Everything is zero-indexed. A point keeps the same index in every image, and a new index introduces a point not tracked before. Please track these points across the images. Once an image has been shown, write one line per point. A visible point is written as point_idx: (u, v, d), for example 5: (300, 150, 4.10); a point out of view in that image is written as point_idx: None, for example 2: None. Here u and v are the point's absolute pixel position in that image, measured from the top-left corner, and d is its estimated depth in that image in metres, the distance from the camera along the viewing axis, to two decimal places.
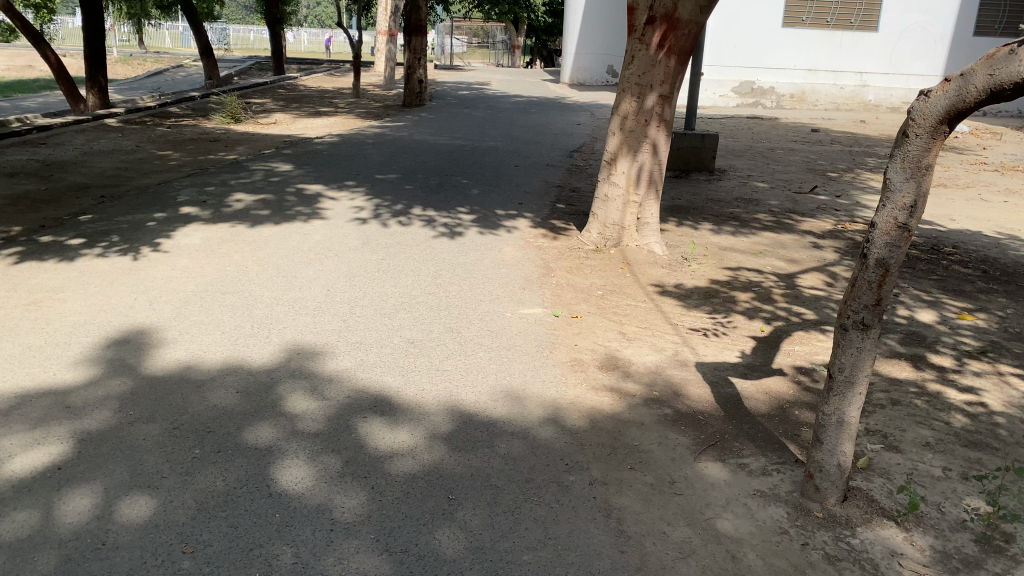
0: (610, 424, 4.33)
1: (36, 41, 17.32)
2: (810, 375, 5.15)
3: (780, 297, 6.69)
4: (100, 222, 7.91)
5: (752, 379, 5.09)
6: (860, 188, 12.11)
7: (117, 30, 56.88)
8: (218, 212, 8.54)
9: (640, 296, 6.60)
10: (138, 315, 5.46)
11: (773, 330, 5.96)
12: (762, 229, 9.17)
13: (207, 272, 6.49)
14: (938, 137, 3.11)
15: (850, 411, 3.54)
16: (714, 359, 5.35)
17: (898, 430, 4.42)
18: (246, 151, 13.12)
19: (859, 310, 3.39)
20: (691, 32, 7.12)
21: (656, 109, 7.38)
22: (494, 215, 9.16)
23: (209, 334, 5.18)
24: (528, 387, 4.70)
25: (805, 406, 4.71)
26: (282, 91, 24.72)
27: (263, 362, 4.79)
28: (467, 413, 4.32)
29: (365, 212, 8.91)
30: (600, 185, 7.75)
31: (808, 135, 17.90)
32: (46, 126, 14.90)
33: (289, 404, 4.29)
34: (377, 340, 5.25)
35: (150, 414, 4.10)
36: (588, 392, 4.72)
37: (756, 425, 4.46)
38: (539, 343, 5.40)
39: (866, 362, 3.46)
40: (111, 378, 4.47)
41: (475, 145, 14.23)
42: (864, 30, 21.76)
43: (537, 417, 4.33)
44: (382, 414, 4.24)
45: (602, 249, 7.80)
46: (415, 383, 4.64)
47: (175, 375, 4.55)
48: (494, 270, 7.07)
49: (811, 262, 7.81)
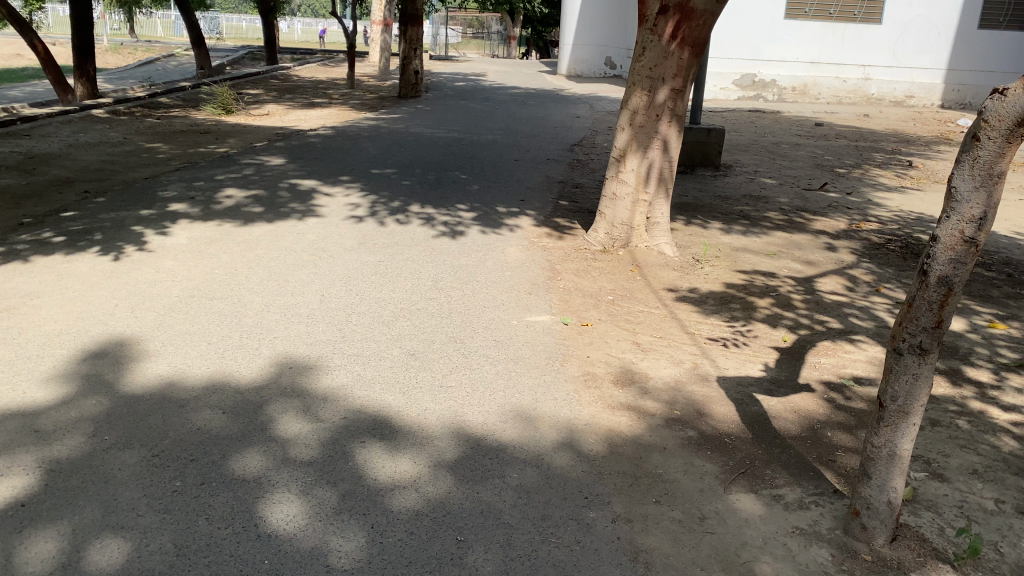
0: (630, 449, 3.98)
1: (22, 30, 16.86)
2: (842, 393, 4.81)
3: (800, 304, 6.35)
4: (83, 220, 7.52)
5: (780, 396, 4.73)
6: (870, 185, 11.77)
7: (108, 18, 56.31)
8: (208, 208, 8.15)
9: (653, 302, 6.23)
10: (119, 323, 5.08)
11: (797, 339, 5.62)
12: (775, 229, 8.81)
13: (194, 275, 6.10)
14: (1015, 140, 2.75)
15: (903, 443, 3.18)
16: (737, 374, 4.99)
17: (941, 455, 4.07)
18: (237, 144, 12.70)
19: (917, 333, 3.03)
20: (706, 23, 6.72)
21: (668, 103, 7.00)
22: (495, 213, 8.79)
23: (195, 346, 4.80)
24: (538, 405, 4.34)
25: (837, 428, 4.38)
26: (276, 82, 24.22)
27: (252, 378, 4.41)
28: (474, 437, 3.96)
29: (362, 209, 8.53)
30: (608, 183, 7.39)
31: (812, 128, 17.57)
32: (32, 116, 14.46)
33: (281, 427, 3.92)
34: (375, 352, 4.89)
35: (129, 439, 3.73)
36: (603, 411, 4.36)
37: (788, 449, 4.12)
38: (548, 356, 5.04)
39: (922, 391, 3.10)
40: (85, 398, 4.08)
41: (473, 138, 13.84)
42: (867, 23, 21.37)
43: (551, 441, 3.97)
44: (382, 438, 3.88)
45: (609, 249, 7.45)
46: (417, 402, 4.28)
47: (156, 394, 4.17)
48: (497, 272, 6.70)
49: (829, 265, 7.46)
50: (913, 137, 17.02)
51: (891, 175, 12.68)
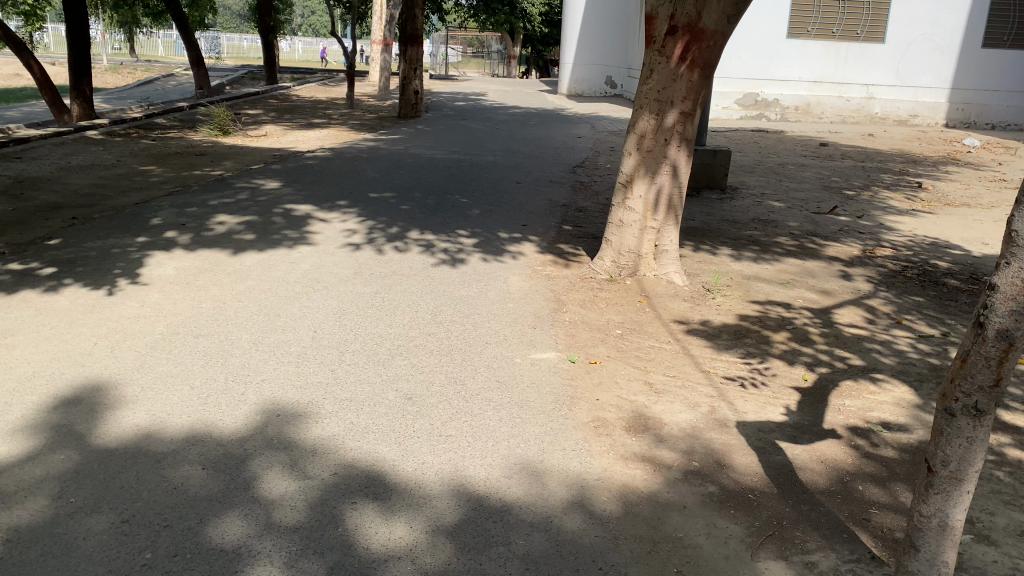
0: (647, 508, 3.66)
1: (19, 49, 16.61)
2: (869, 439, 4.47)
3: (818, 338, 6.02)
4: (68, 249, 7.22)
5: (805, 444, 4.40)
6: (881, 208, 11.47)
7: (110, 39, 56.39)
8: (199, 235, 7.85)
9: (663, 337, 5.91)
10: (96, 364, 4.77)
11: (818, 378, 5.28)
12: (786, 255, 8.50)
13: (180, 309, 5.78)
14: None
15: (956, 512, 2.85)
16: (757, 419, 4.66)
17: (985, 513, 3.73)
18: (232, 166, 12.43)
19: (971, 393, 2.69)
20: (716, 44, 6.45)
21: (676, 127, 6.69)
22: (497, 239, 8.49)
23: (175, 390, 4.47)
24: (546, 457, 4.02)
25: (869, 481, 4.04)
26: (274, 102, 23.99)
27: (236, 428, 4.08)
28: (477, 496, 3.64)
29: (358, 236, 8.23)
30: (614, 210, 7.09)
31: (817, 149, 17.30)
32: (24, 137, 14.17)
33: (265, 486, 3.59)
34: (369, 396, 4.55)
35: (99, 500, 3.40)
36: (616, 464, 4.03)
37: (818, 506, 3.79)
38: (555, 399, 4.70)
39: (978, 456, 2.76)
40: (52, 452, 3.76)
41: (473, 160, 13.57)
42: (870, 42, 21.18)
43: (559, 500, 3.66)
44: (375, 499, 3.55)
45: (616, 278, 7.14)
46: (414, 455, 3.95)
47: (130, 447, 3.84)
48: (499, 304, 6.38)
49: (845, 295, 7.15)
50: (920, 157, 16.76)
51: (900, 197, 12.40)
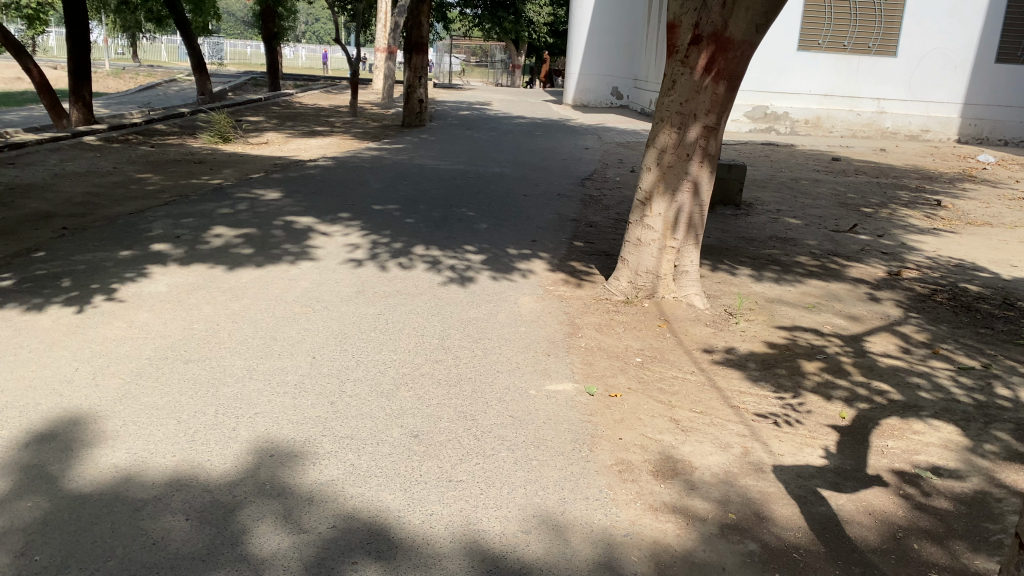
0: (681, 571, 3.27)
1: (19, 53, 16.24)
2: (919, 487, 4.08)
3: (852, 369, 5.63)
4: (55, 262, 6.85)
5: (849, 493, 4.00)
6: (903, 227, 11.10)
7: (113, 43, 56.08)
8: (194, 249, 7.48)
9: (687, 366, 5.52)
10: (75, 393, 4.38)
11: (856, 416, 4.88)
12: (809, 276, 8.12)
13: (170, 331, 5.40)
14: None
15: None
16: (795, 462, 4.27)
17: None
18: (232, 175, 12.08)
19: None
20: (743, 54, 6.06)
21: (699, 142, 6.30)
22: (506, 255, 8.11)
23: (160, 426, 4.08)
24: (568, 508, 3.63)
25: (924, 537, 3.64)
26: (277, 109, 23.65)
27: (225, 471, 3.69)
28: (492, 555, 3.25)
29: (361, 251, 7.85)
30: (631, 228, 6.72)
31: (829, 163, 16.93)
32: (20, 141, 13.83)
33: (255, 542, 3.20)
34: (371, 433, 4.17)
35: (68, 559, 3.01)
36: (645, 516, 3.63)
37: (870, 569, 3.39)
38: (574, 438, 4.31)
39: None
40: (19, 498, 3.37)
41: (480, 171, 13.19)
42: (882, 55, 20.80)
43: (584, 560, 3.27)
44: (378, 559, 3.16)
45: (633, 300, 6.77)
46: (422, 504, 3.56)
47: (106, 493, 3.45)
48: (511, 328, 6.00)
49: (875, 321, 6.77)
50: (936, 173, 16.39)
51: (919, 215, 12.03)
